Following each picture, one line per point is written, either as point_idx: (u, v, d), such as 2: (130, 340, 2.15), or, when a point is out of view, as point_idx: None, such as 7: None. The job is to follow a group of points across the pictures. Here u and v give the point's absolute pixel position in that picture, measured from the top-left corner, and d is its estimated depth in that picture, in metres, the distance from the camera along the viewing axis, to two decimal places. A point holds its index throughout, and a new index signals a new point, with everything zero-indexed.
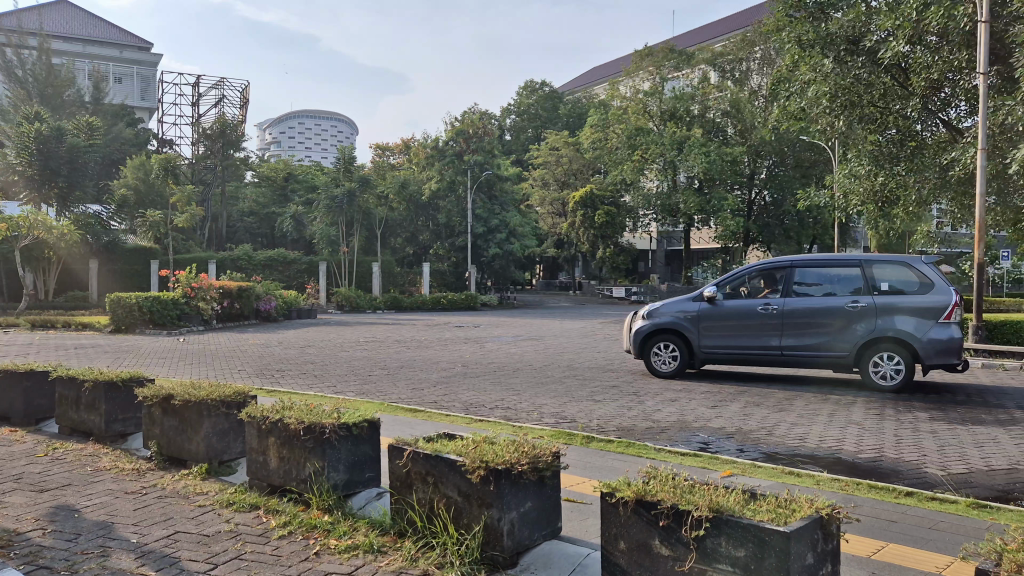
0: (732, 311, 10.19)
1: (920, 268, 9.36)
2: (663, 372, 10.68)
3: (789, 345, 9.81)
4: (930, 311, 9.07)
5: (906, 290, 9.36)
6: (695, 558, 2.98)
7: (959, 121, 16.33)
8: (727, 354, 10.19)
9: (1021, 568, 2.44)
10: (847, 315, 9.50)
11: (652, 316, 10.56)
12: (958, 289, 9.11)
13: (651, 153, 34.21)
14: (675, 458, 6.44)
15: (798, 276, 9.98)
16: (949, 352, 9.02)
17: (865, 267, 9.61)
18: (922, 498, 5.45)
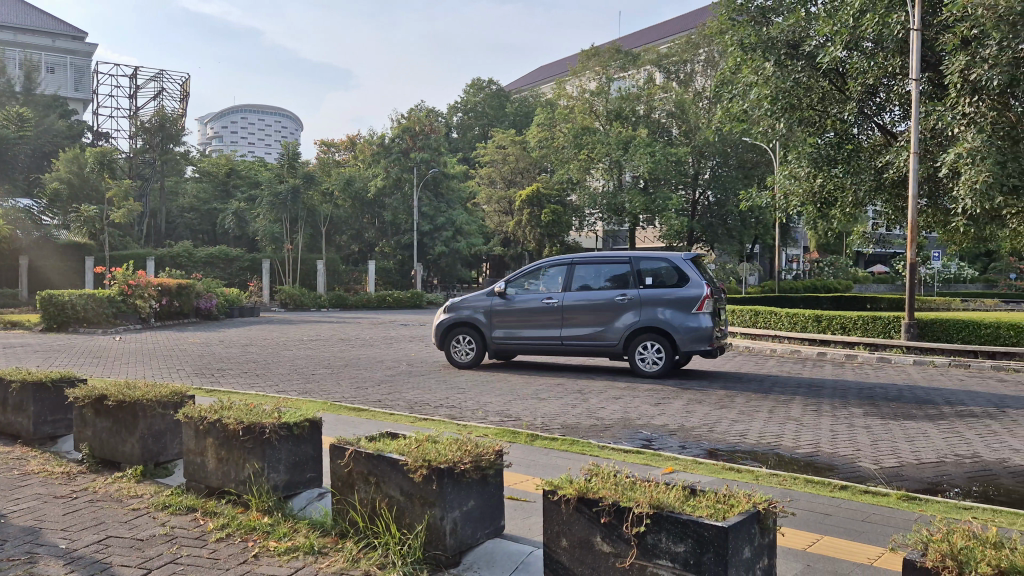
0: (522, 304, 11.10)
1: (679, 265, 10.41)
2: (462, 362, 11.49)
3: (568, 335, 10.77)
4: (683, 303, 10.12)
5: (665, 284, 10.41)
6: (635, 554, 3.01)
7: (893, 125, 16.86)
8: (518, 344, 11.08)
9: (946, 558, 2.51)
10: (615, 308, 10.51)
11: (452, 310, 11.39)
12: (709, 283, 10.20)
13: (597, 152, 34.44)
14: (618, 455, 6.50)
15: (580, 271, 10.93)
16: (700, 338, 10.09)
17: (634, 264, 10.62)
18: (856, 492, 5.60)
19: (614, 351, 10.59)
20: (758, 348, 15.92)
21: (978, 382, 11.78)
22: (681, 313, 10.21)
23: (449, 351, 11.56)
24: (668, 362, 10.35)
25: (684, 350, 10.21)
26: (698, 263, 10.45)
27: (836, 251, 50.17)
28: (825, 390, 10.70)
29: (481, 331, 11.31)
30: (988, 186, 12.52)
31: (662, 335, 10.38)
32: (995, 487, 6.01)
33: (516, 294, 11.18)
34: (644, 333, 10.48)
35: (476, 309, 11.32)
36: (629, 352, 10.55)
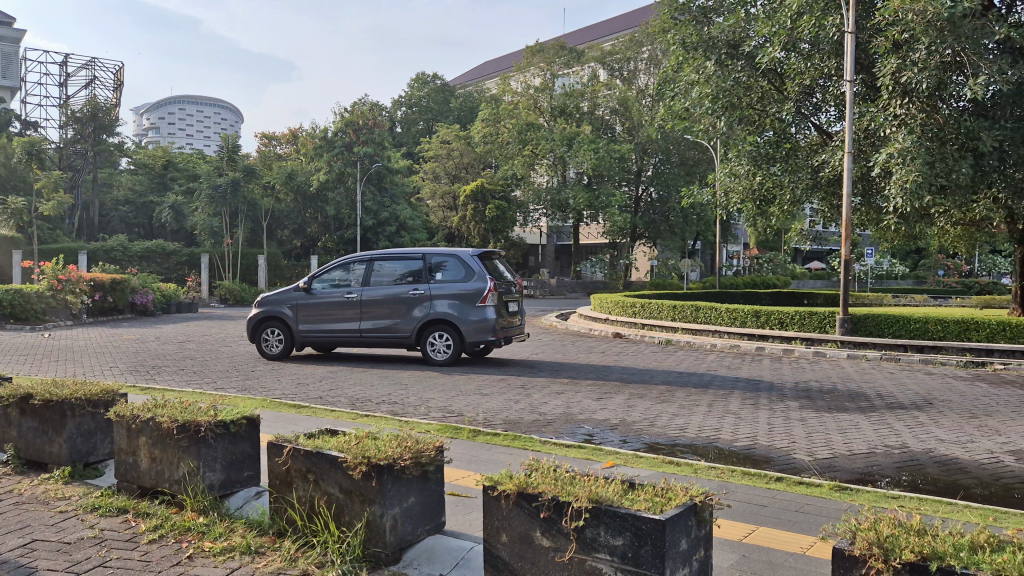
0: (324, 299, 11.39)
1: (466, 260, 10.93)
2: (272, 355, 11.68)
3: (366, 328, 11.15)
4: (468, 297, 10.70)
5: (455, 279, 10.92)
6: (575, 548, 3.03)
7: (829, 125, 17.23)
8: (321, 337, 11.41)
9: (871, 545, 2.58)
10: (408, 301, 10.96)
11: (260, 304, 11.55)
12: (492, 278, 10.79)
13: (542, 148, 34.53)
14: (560, 450, 6.54)
15: (378, 267, 11.29)
16: (485, 330, 10.73)
17: (427, 260, 11.08)
18: (790, 483, 5.74)
19: (407, 342, 11.06)
20: (698, 342, 16.20)
21: (907, 375, 12.18)
22: (467, 306, 10.80)
23: (259, 343, 11.73)
24: (455, 352, 10.90)
25: (470, 340, 10.81)
26: (486, 259, 10.99)
27: (774, 247, 51.29)
28: (762, 385, 10.94)
29: (287, 326, 11.55)
30: (917, 185, 12.93)
31: (451, 327, 10.95)
32: (922, 476, 6.22)
33: (320, 288, 11.46)
34: (433, 325, 11.02)
35: (284, 303, 11.54)
36: (420, 343, 11.06)
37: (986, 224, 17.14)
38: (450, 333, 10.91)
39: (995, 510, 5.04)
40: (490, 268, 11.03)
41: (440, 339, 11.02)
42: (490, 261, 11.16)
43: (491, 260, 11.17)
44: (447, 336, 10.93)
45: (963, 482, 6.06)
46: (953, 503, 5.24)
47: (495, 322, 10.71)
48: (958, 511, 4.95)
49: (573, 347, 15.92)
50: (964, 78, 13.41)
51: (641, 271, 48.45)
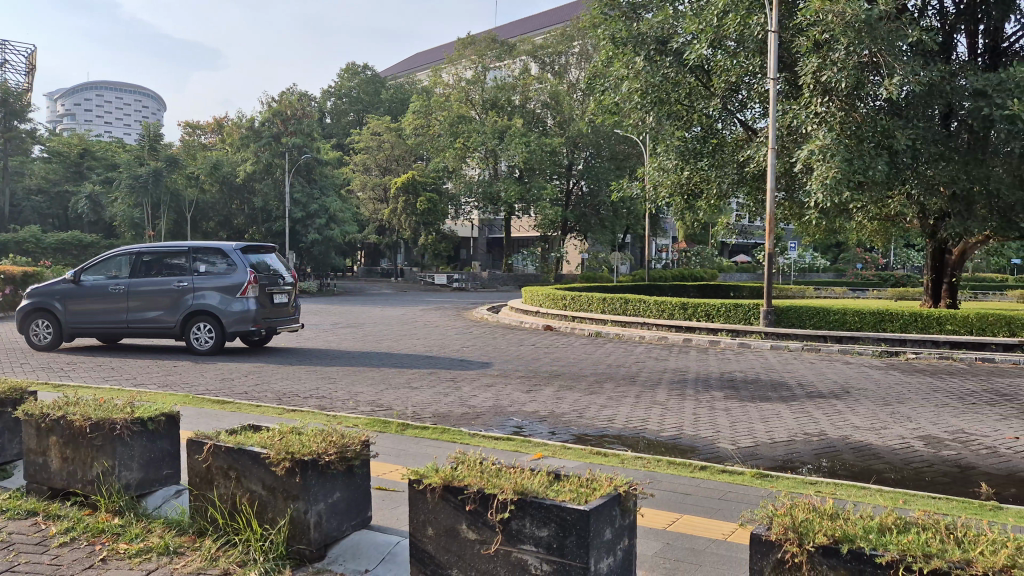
0: (91, 290, 11.17)
1: (230, 253, 11.00)
2: (42, 345, 11.38)
3: (132, 319, 11.05)
4: (228, 289, 10.81)
5: (218, 271, 10.97)
6: (500, 540, 3.03)
7: (754, 122, 17.64)
8: (89, 329, 11.21)
9: (786, 530, 2.65)
10: (172, 294, 10.95)
11: (28, 295, 11.21)
12: (254, 270, 10.93)
13: (473, 141, 34.37)
14: (488, 442, 6.54)
15: (146, 259, 11.18)
16: (245, 320, 10.87)
17: (192, 252, 11.08)
18: (714, 471, 5.86)
19: (172, 332, 11.07)
20: (628, 334, 16.45)
21: (826, 365, 12.58)
22: (229, 298, 10.90)
23: (26, 334, 11.36)
24: (218, 342, 11.01)
25: (232, 330, 10.93)
26: (250, 251, 11.09)
27: (702, 240, 52.24)
28: (688, 376, 11.17)
29: (55, 317, 11.27)
30: (836, 181, 13.35)
31: (214, 317, 11.03)
32: (840, 462, 6.43)
33: (88, 280, 11.23)
34: (197, 316, 11.06)
35: (51, 295, 11.23)
36: (184, 334, 11.10)
37: (900, 219, 17.82)
38: (212, 323, 10.99)
39: (906, 493, 5.24)
40: (255, 260, 11.15)
41: (203, 330, 11.08)
42: (256, 252, 11.26)
43: (259, 252, 11.30)
44: (208, 326, 11.01)
45: (877, 467, 6.29)
46: (867, 487, 5.43)
47: (256, 313, 10.86)
48: (872, 495, 5.13)
49: (503, 340, 15.97)
50: (880, 78, 13.81)
51: (572, 264, 48.82)
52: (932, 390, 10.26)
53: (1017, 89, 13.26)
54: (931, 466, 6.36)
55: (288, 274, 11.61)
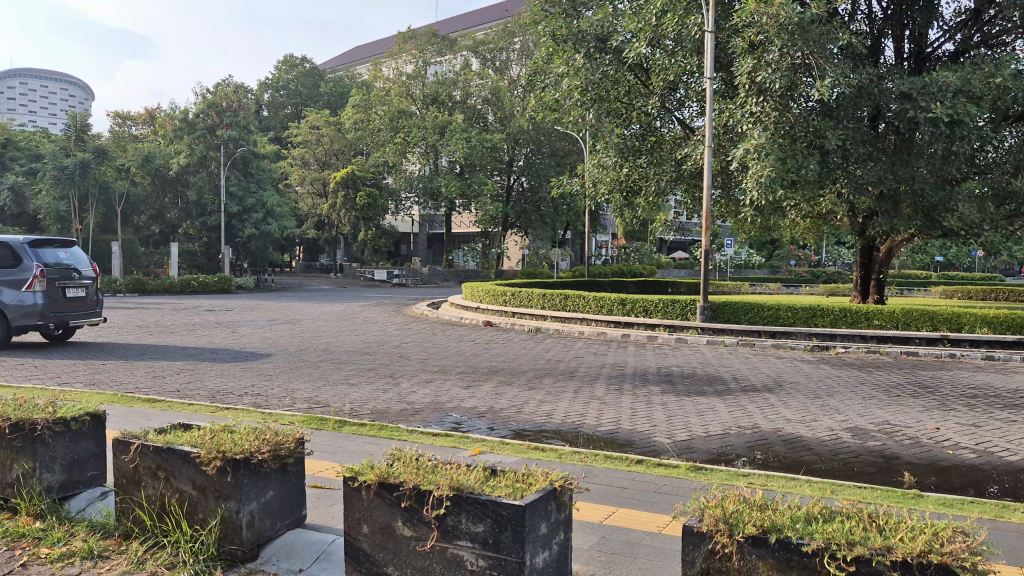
0: None
1: (17, 246, 10.66)
2: None
3: None
4: (10, 283, 10.49)
5: (4, 265, 10.63)
6: (436, 536, 3.01)
7: (691, 120, 17.96)
8: None
9: (718, 521, 2.69)
10: None
11: None
12: (39, 264, 10.59)
13: (414, 136, 34.10)
14: (426, 439, 6.51)
15: None
16: (28, 315, 10.55)
17: None
18: (649, 465, 5.94)
19: None
20: (567, 330, 16.53)
21: (760, 359, 12.86)
22: (12, 292, 10.57)
23: None
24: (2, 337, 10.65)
25: (17, 325, 10.60)
26: (40, 244, 10.74)
27: (641, 237, 52.90)
28: (626, 371, 11.30)
29: None
30: (770, 180, 13.66)
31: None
32: (772, 454, 6.58)
33: None
34: None
35: None
36: None
37: (831, 218, 18.39)
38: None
39: (833, 483, 5.39)
40: (46, 254, 10.81)
41: None
42: (48, 245, 10.91)
43: (50, 245, 10.96)
44: None
45: (807, 458, 6.46)
46: (797, 478, 5.57)
47: (41, 307, 10.54)
48: (800, 485, 5.27)
49: (444, 336, 15.92)
50: (812, 80, 14.14)
51: (513, 261, 48.93)
52: (860, 383, 10.58)
53: (939, 94, 13.75)
54: (859, 457, 6.54)
55: (88, 268, 11.27)
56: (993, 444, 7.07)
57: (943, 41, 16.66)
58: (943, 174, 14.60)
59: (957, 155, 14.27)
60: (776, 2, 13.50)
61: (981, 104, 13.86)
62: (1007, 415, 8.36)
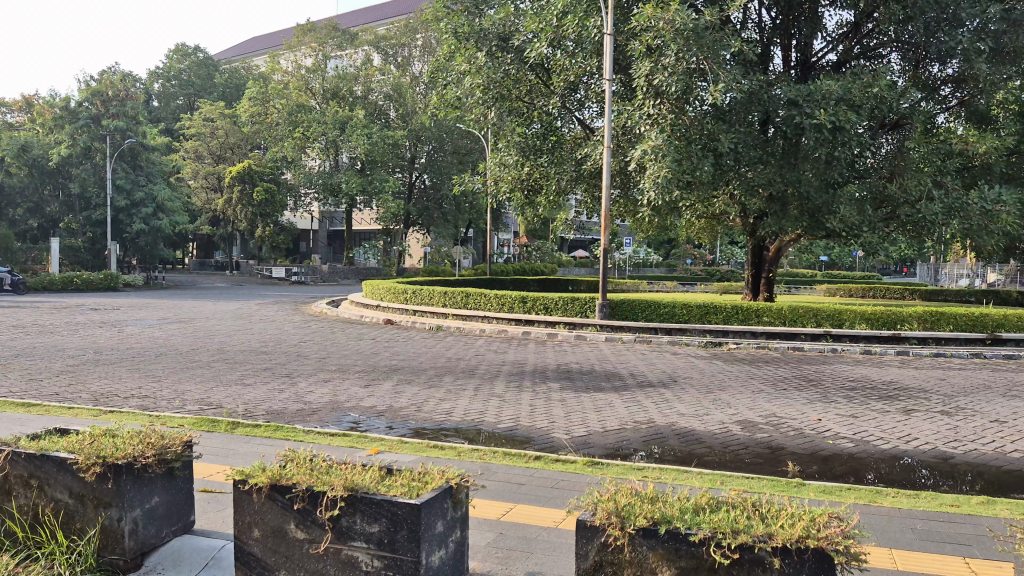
0: None
1: None
2: None
3: None
4: None
5: None
6: (330, 538, 2.96)
7: (591, 120, 18.27)
8: None
9: (610, 515, 2.71)
10: None
11: None
12: None
13: (313, 131, 33.34)
14: (323, 439, 6.38)
15: None
16: None
17: None
18: (548, 461, 6.00)
19: None
20: (468, 328, 16.54)
21: (655, 355, 13.20)
22: None
23: None
24: None
25: None
26: None
27: (542, 235, 53.44)
28: (526, 368, 11.40)
29: None
30: (667, 180, 13.98)
31: None
32: (666, 447, 6.76)
33: None
34: None
35: None
36: None
37: (724, 218, 19.05)
38: None
39: (721, 474, 5.57)
40: None
41: None
42: None
43: None
44: None
45: (700, 451, 6.66)
46: (688, 470, 5.73)
47: None
48: (691, 477, 5.42)
49: (343, 335, 15.65)
50: (707, 85, 14.57)
51: (414, 259, 48.62)
52: (749, 377, 10.99)
53: (823, 101, 14.37)
54: (747, 448, 6.79)
55: None
56: (869, 433, 7.48)
57: (827, 51, 17.51)
58: (828, 177, 15.28)
59: (839, 160, 14.97)
60: (672, 8, 13.84)
61: (860, 111, 14.59)
62: (882, 406, 8.88)
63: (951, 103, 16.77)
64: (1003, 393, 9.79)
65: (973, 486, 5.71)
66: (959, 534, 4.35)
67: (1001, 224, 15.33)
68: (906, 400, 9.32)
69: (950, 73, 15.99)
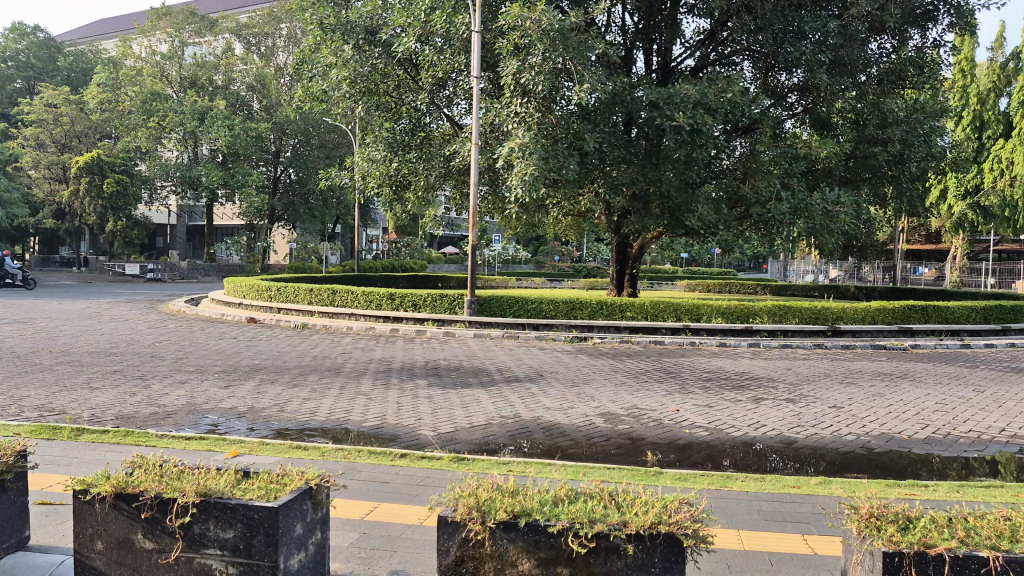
0: None
1: None
2: None
3: None
4: None
5: None
6: (181, 547, 2.83)
7: (459, 117, 18.36)
8: None
9: (471, 509, 2.72)
10: None
11: None
12: None
13: (169, 121, 31.64)
14: (177, 444, 6.10)
15: None
16: None
17: None
18: (413, 458, 5.97)
19: None
20: (335, 325, 16.22)
21: (523, 351, 13.37)
22: None
23: None
24: None
25: None
26: None
27: (411, 231, 53.03)
28: (393, 366, 11.28)
29: None
30: (533, 178, 14.18)
31: None
32: (532, 442, 6.87)
33: None
34: None
35: None
36: None
37: (589, 215, 19.59)
38: None
39: (583, 466, 5.73)
40: None
41: None
42: None
43: None
44: None
45: (564, 444, 6.81)
46: (552, 463, 5.86)
47: None
48: (555, 470, 5.55)
49: (201, 334, 15.01)
50: (572, 85, 14.85)
51: (279, 255, 47.26)
52: (612, 370, 11.34)
53: (681, 104, 14.93)
54: (609, 440, 7.00)
55: None
56: (722, 421, 7.88)
57: (685, 57, 18.32)
58: (686, 177, 15.94)
59: (697, 161, 15.63)
60: (538, 8, 13.97)
61: (716, 115, 15.25)
62: (734, 396, 9.38)
63: (797, 109, 18.01)
64: (840, 381, 10.56)
65: (816, 468, 6.11)
66: (799, 513, 4.66)
67: (840, 223, 16.56)
68: (756, 389, 9.88)
69: (796, 81, 17.03)
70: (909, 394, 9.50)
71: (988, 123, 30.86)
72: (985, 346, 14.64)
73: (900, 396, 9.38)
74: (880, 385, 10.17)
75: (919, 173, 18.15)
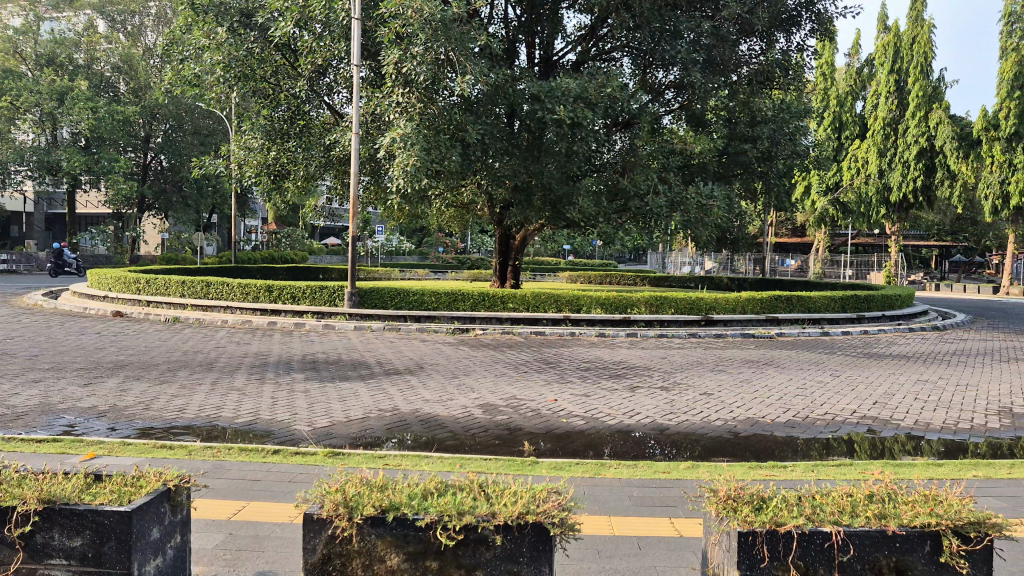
0: None
1: None
2: None
3: None
4: None
5: None
6: (22, 558, 2.62)
7: (340, 106, 17.92)
8: None
9: (337, 505, 2.63)
10: None
11: None
12: None
13: (24, 102, 29.43)
14: (28, 447, 5.69)
15: None
16: None
17: None
18: (286, 454, 5.78)
19: None
20: (208, 319, 15.59)
21: (404, 343, 13.26)
22: None
23: None
24: None
25: None
26: None
27: (292, 221, 51.70)
28: (269, 360, 10.94)
29: None
30: (415, 169, 14.00)
31: None
32: (411, 435, 6.79)
33: None
34: None
35: None
36: None
37: (472, 207, 19.57)
38: None
39: (460, 458, 5.70)
40: None
41: None
42: None
43: None
44: None
45: (443, 436, 6.78)
46: (430, 455, 5.81)
47: None
48: (432, 463, 5.50)
49: (60, 329, 14.10)
50: (454, 76, 14.71)
51: (150, 245, 45.05)
52: (493, 362, 11.37)
53: (562, 98, 15.06)
54: (488, 431, 7.01)
55: None
56: (599, 410, 8.05)
57: (566, 52, 18.54)
58: (567, 170, 16.12)
59: (577, 154, 15.84)
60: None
61: (595, 110, 15.46)
62: (612, 384, 9.60)
63: (673, 106, 18.58)
64: (710, 368, 10.99)
65: (689, 453, 6.31)
66: (668, 498, 4.79)
67: (714, 217, 17.10)
68: (631, 377, 10.15)
69: (672, 79, 17.55)
70: (773, 380, 9.99)
71: (846, 125, 32.83)
72: (842, 333, 15.59)
73: (764, 382, 9.86)
74: (747, 372, 10.63)
75: (785, 170, 19.15)
